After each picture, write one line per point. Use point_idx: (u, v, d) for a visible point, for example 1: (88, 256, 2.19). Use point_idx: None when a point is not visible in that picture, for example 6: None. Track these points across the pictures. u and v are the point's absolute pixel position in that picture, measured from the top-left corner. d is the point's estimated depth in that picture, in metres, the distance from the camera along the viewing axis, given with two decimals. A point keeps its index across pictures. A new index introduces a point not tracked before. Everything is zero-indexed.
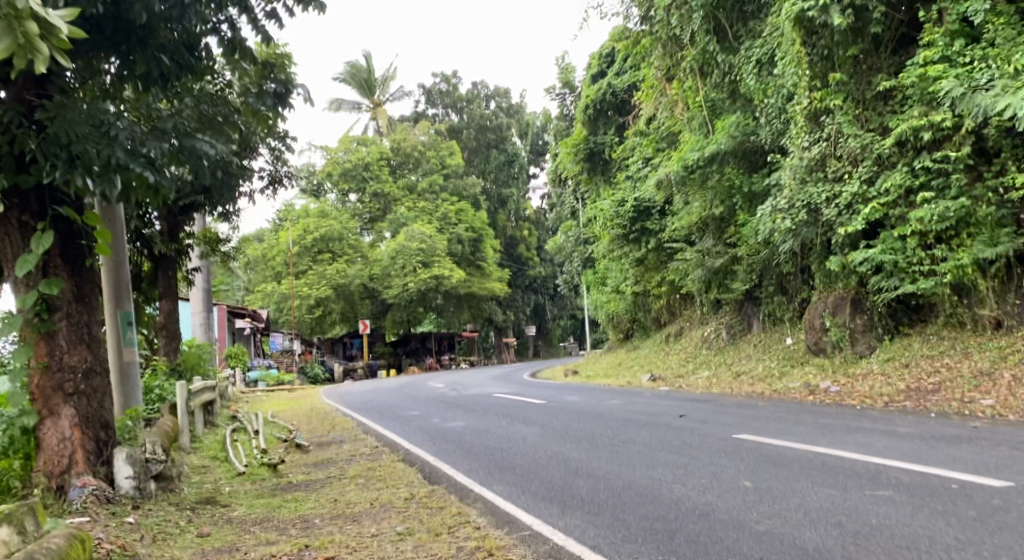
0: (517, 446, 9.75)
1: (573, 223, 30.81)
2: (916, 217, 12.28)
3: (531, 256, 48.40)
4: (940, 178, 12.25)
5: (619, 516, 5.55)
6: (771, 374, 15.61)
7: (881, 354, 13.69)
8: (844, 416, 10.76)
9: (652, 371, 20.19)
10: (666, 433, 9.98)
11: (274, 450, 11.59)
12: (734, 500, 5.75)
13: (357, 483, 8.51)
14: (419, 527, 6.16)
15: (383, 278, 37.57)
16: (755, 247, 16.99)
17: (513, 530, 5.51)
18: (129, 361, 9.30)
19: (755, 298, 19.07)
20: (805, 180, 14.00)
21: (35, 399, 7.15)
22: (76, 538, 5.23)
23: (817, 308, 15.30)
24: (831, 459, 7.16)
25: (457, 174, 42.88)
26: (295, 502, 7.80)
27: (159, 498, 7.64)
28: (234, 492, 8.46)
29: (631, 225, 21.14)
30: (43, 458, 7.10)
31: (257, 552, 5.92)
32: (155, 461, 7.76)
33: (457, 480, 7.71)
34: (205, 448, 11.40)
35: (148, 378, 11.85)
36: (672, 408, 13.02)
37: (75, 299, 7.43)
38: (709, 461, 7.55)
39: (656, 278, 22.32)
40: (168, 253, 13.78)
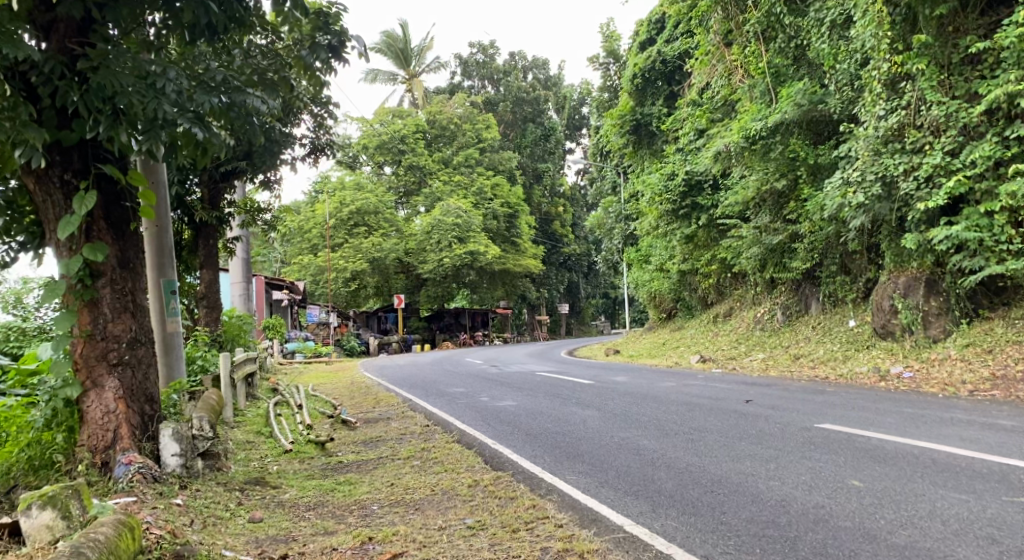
0: (580, 430, 9.16)
1: (614, 198, 29.92)
2: (1007, 191, 11.42)
3: (567, 233, 47.43)
4: None
5: (722, 520, 4.94)
6: (834, 358, 14.85)
7: (958, 339, 12.82)
8: (930, 405, 9.98)
9: (701, 352, 19.42)
10: (739, 421, 9.32)
11: (320, 426, 11.13)
12: (851, 504, 5.11)
13: (413, 465, 7.96)
14: (491, 521, 5.57)
15: (419, 252, 37.09)
16: (818, 224, 16.07)
17: (602, 531, 4.93)
18: (173, 332, 8.83)
19: (814, 277, 18.13)
20: (879, 152, 13.02)
21: (79, 369, 6.64)
22: (125, 525, 4.53)
23: (887, 288, 14.40)
24: (942, 456, 6.47)
25: (493, 148, 42.10)
26: (349, 484, 7.28)
27: (206, 477, 7.09)
28: (283, 472, 7.98)
29: (683, 200, 20.11)
30: (87, 432, 6.57)
31: (316, 543, 5.38)
32: (202, 438, 7.25)
33: (524, 468, 7.14)
34: (249, 422, 10.95)
35: (190, 348, 11.38)
36: (735, 393, 12.33)
37: (119, 265, 6.86)
38: (802, 454, 6.90)
39: (705, 256, 21.31)
40: (211, 221, 13.27)
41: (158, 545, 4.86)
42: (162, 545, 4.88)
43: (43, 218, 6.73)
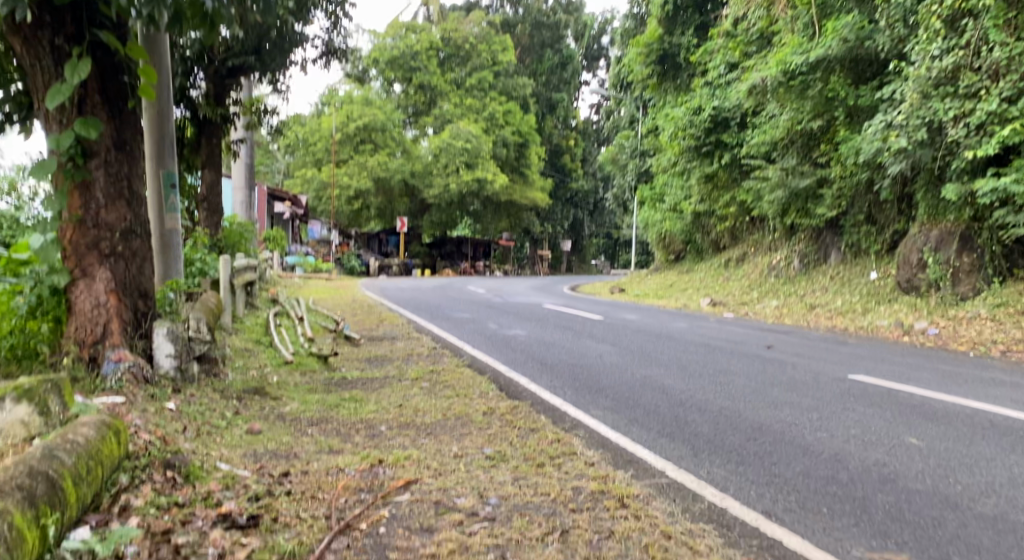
0: (598, 364, 8.68)
1: (630, 133, 28.67)
2: None
3: (576, 167, 46.09)
4: None
5: (774, 472, 4.50)
6: (852, 311, 13.76)
7: (989, 298, 11.71)
8: (965, 362, 9.41)
9: (711, 296, 18.77)
10: (765, 367, 8.86)
11: (321, 340, 10.64)
12: (917, 464, 4.61)
13: (421, 388, 7.45)
14: (512, 453, 5.08)
15: (425, 176, 35.87)
16: (850, 170, 15.06)
17: (642, 476, 4.48)
18: (171, 229, 8.22)
19: (837, 226, 17.26)
20: (928, 96, 11.38)
21: (68, 257, 5.98)
22: (108, 428, 3.95)
23: (916, 242, 13.22)
24: (999, 416, 5.98)
25: (508, 72, 40.60)
26: (355, 402, 6.78)
27: (202, 382, 6.59)
28: (282, 383, 7.49)
29: (706, 136, 19.15)
30: (75, 324, 5.96)
31: (319, 462, 4.88)
32: (198, 342, 6.71)
33: (543, 400, 6.68)
34: (247, 330, 10.44)
35: (188, 250, 10.77)
36: (754, 338, 11.85)
37: (115, 146, 6.16)
38: (844, 406, 6.41)
39: (724, 198, 20.42)
40: (214, 118, 12.36)
41: (146, 452, 4.31)
42: (151, 452, 4.34)
43: (33, 86, 6.01)
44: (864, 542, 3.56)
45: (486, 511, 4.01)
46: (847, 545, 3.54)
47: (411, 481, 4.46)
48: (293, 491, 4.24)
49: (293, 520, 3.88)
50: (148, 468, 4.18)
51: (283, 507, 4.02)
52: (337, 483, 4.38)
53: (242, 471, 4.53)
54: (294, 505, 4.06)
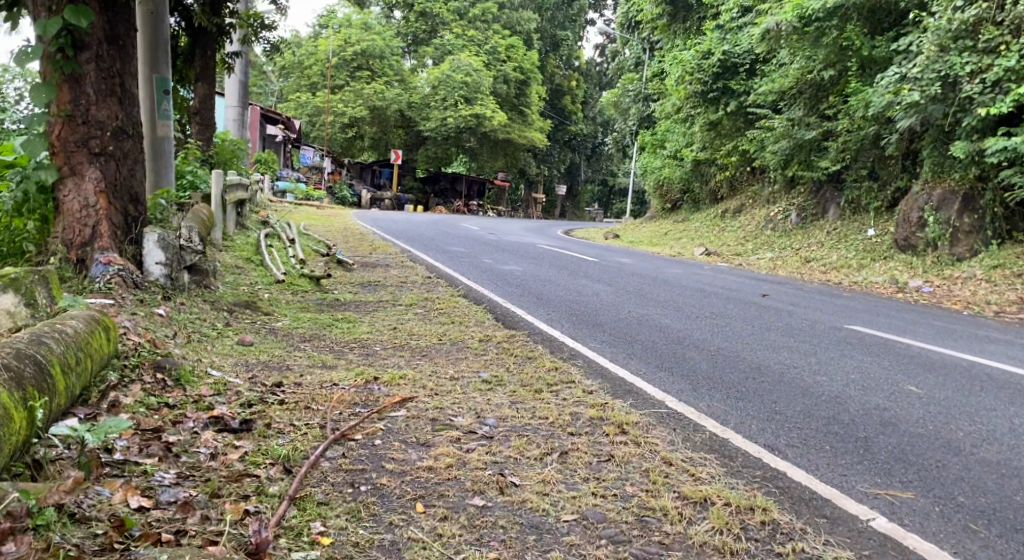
0: (595, 302, 8.59)
1: (635, 75, 27.98)
2: None
3: (576, 110, 45.27)
4: None
5: (775, 409, 4.45)
6: (846, 266, 13.67)
7: (985, 260, 11.61)
8: (959, 320, 9.36)
9: (704, 245, 18.58)
10: (761, 313, 8.80)
11: (314, 263, 10.48)
12: (918, 409, 4.56)
13: (416, 313, 7.34)
14: (509, 378, 5.01)
15: (422, 108, 35.32)
16: (858, 122, 14.83)
17: (642, 406, 4.42)
18: (164, 136, 7.96)
19: (838, 181, 16.95)
20: (946, 48, 11.16)
21: (56, 153, 5.76)
22: (98, 324, 3.83)
23: (917, 200, 12.95)
24: (997, 371, 5.92)
25: (512, 5, 39.59)
26: (348, 322, 6.68)
27: (192, 293, 6.44)
28: (275, 300, 7.36)
29: (714, 81, 18.77)
30: (63, 224, 5.76)
31: (312, 376, 4.78)
32: (190, 251, 6.58)
33: (540, 331, 6.60)
34: (239, 248, 10.27)
35: (181, 162, 10.49)
36: (749, 286, 11.78)
37: (108, 40, 5.87)
38: (841, 353, 6.36)
39: (726, 146, 20.12)
40: (209, 28, 11.80)
41: (136, 353, 4.20)
42: (141, 354, 4.22)
43: None
44: (868, 479, 3.52)
45: (485, 430, 3.94)
46: (852, 481, 3.49)
47: (407, 398, 4.38)
48: (287, 400, 4.15)
49: (286, 427, 3.79)
50: (138, 368, 4.07)
51: (276, 414, 3.93)
52: (331, 396, 4.29)
53: (234, 379, 4.43)
54: (288, 413, 3.97)
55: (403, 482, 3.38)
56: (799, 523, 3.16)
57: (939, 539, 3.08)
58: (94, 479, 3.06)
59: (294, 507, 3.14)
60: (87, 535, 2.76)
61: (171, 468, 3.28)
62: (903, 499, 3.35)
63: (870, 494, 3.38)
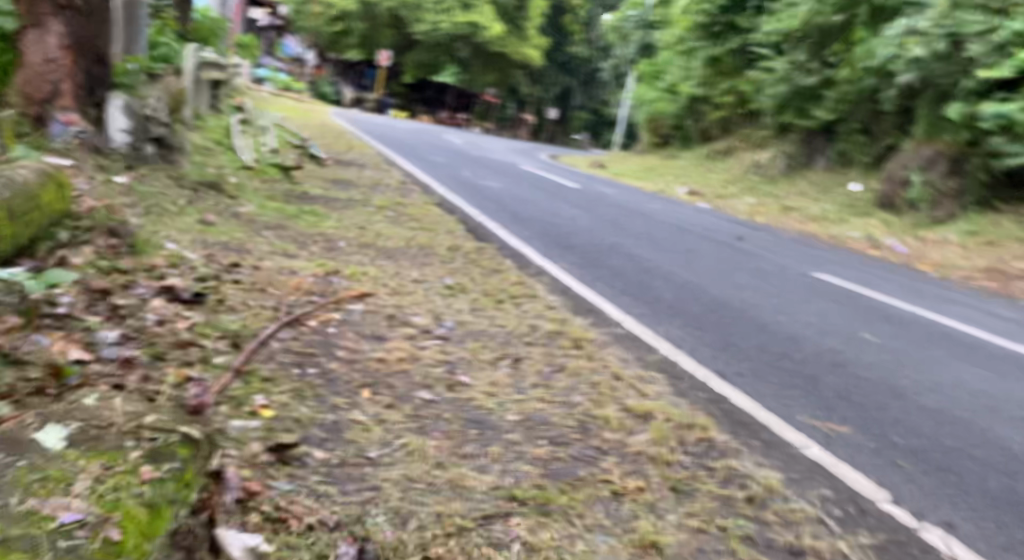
0: (570, 225, 8.58)
1: (641, 3, 27.13)
2: None
3: (578, 34, 44.00)
4: None
5: (730, 341, 4.51)
6: (825, 218, 13.66)
7: (961, 225, 11.66)
8: (925, 280, 9.47)
9: (689, 184, 18.43)
10: (733, 254, 8.84)
11: (291, 157, 10.29)
12: (869, 355, 4.64)
13: (388, 216, 7.26)
14: (472, 286, 5.02)
15: (417, 9, 34.09)
16: (859, 74, 14.70)
17: (599, 324, 4.46)
18: (143, 4, 7.69)
19: (830, 132, 16.73)
20: (957, 5, 10.90)
21: (20, 1, 5.53)
22: (48, 176, 3.74)
23: (904, 158, 12.92)
24: (952, 330, 6.00)
25: None
26: (316, 217, 6.59)
27: (158, 166, 6.35)
28: (247, 188, 7.23)
29: (720, 15, 18.64)
30: (22, 78, 5.57)
31: (273, 262, 4.75)
32: (157, 124, 6.43)
33: (512, 246, 6.60)
34: (214, 133, 10.05)
35: (160, 37, 10.12)
36: (726, 228, 11.79)
37: None
38: (805, 298, 6.43)
39: (723, 86, 19.77)
40: None
41: (92, 217, 4.15)
42: (97, 219, 4.17)
43: None
44: (809, 412, 3.59)
45: (440, 331, 3.96)
46: (793, 412, 3.56)
47: (366, 294, 4.37)
48: (244, 282, 4.13)
49: (239, 306, 3.78)
50: (92, 232, 4.02)
51: (232, 293, 3.93)
52: (290, 283, 4.28)
53: (192, 255, 4.39)
54: (244, 294, 3.96)
55: (352, 370, 3.41)
56: (735, 443, 3.23)
57: (868, 471, 3.17)
58: (32, 329, 3.05)
59: (239, 380, 3.14)
60: (22, 378, 2.75)
61: (116, 328, 3.27)
62: (839, 433, 3.43)
63: (809, 426, 3.46)
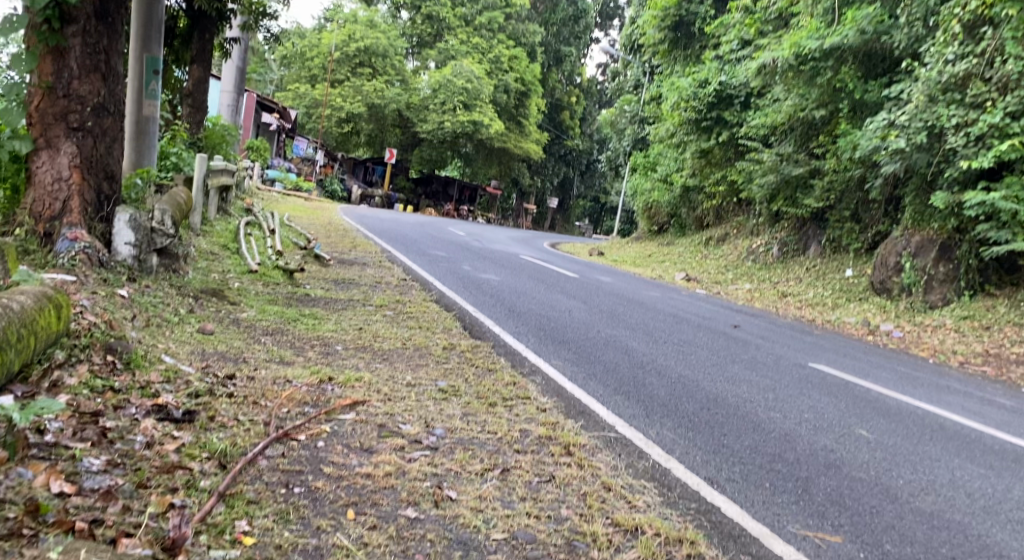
0: (566, 318, 8.61)
1: (633, 96, 27.78)
2: None
3: (573, 125, 44.84)
4: None
5: (723, 442, 4.48)
6: (822, 304, 13.73)
7: (956, 310, 11.72)
8: (923, 367, 9.41)
9: (686, 271, 18.52)
10: (730, 344, 8.81)
11: (290, 256, 10.39)
12: (863, 454, 4.60)
13: (384, 315, 7.32)
14: (465, 389, 5.01)
15: (420, 109, 35.26)
16: (845, 164, 14.92)
17: (590, 428, 4.43)
18: (148, 117, 7.95)
19: (822, 219, 16.99)
20: (935, 99, 11.19)
21: (33, 124, 5.72)
22: (49, 301, 3.78)
23: (896, 244, 13.08)
24: (950, 422, 5.94)
25: (519, 17, 39.14)
26: (314, 319, 6.64)
27: (159, 276, 6.43)
28: (245, 291, 7.30)
29: (708, 110, 18.86)
30: (33, 197, 5.70)
31: (267, 370, 4.77)
32: (160, 235, 6.48)
33: (506, 344, 6.60)
34: (216, 234, 10.21)
35: (165, 143, 10.40)
36: (724, 316, 11.79)
37: (97, 16, 5.79)
38: (800, 391, 6.39)
39: (715, 175, 20.10)
40: (207, 11, 11.58)
41: (89, 333, 4.17)
42: (94, 335, 4.20)
43: None
44: (801, 521, 3.54)
45: (430, 441, 3.93)
46: (783, 520, 3.52)
47: (358, 402, 4.36)
48: (236, 394, 4.13)
49: (229, 421, 3.78)
50: (88, 349, 4.05)
51: (222, 407, 3.93)
52: (282, 393, 4.27)
53: (186, 367, 4.41)
54: (235, 407, 3.96)
55: (339, 488, 3.38)
56: None
57: None
58: (17, 460, 3.05)
59: (222, 504, 3.13)
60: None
61: (102, 454, 3.27)
62: (830, 543, 3.38)
63: (799, 536, 3.41)
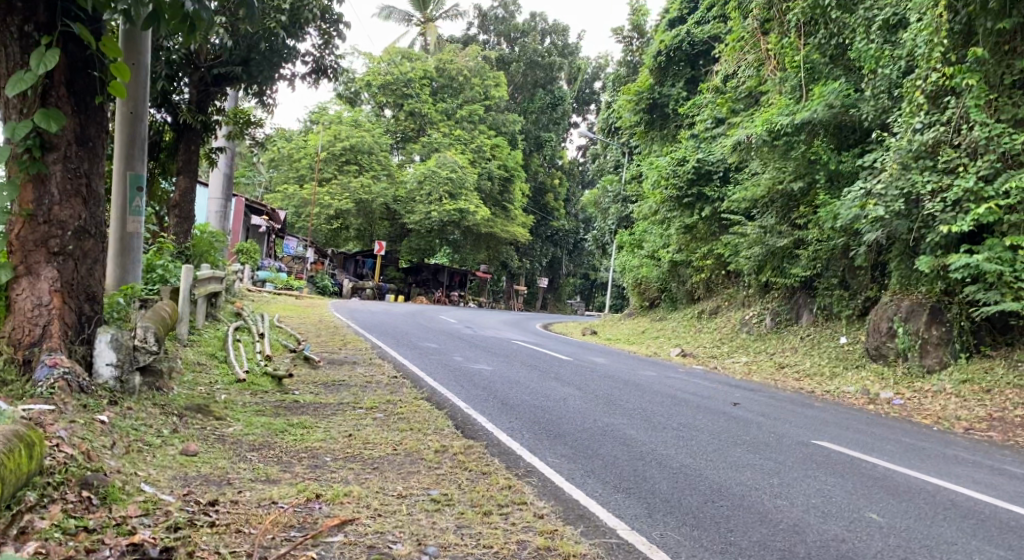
0: (561, 408, 8.45)
1: (615, 177, 28.18)
2: None
3: (558, 207, 45.28)
4: None
5: (729, 540, 4.33)
6: (819, 373, 13.57)
7: (955, 373, 11.60)
8: (927, 436, 9.22)
9: (681, 346, 18.38)
10: (730, 425, 8.63)
11: (279, 359, 10.23)
12: (874, 542, 4.45)
13: (375, 419, 7.14)
14: (459, 497, 4.83)
15: (407, 202, 35.54)
16: (828, 233, 14.98)
17: (591, 535, 4.29)
18: (133, 233, 7.95)
19: (811, 287, 17.04)
20: (908, 167, 11.34)
21: (13, 251, 5.67)
22: (20, 440, 3.66)
23: (887, 310, 13.09)
24: (961, 498, 5.78)
25: (499, 107, 39.90)
26: (303, 428, 6.43)
27: (143, 395, 6.27)
28: (232, 403, 7.09)
29: (688, 187, 19.05)
30: (12, 324, 5.62)
31: (251, 492, 4.59)
32: (143, 352, 6.25)
33: (500, 442, 6.44)
34: (204, 343, 10.05)
35: (151, 255, 10.37)
36: (722, 393, 11.60)
37: (77, 141, 5.84)
38: (805, 473, 6.22)
39: (701, 249, 20.15)
40: (194, 125, 11.80)
41: (64, 468, 4.03)
42: (70, 469, 4.05)
43: None
44: None
45: None
46: None
47: (346, 521, 4.20)
48: (218, 522, 3.99)
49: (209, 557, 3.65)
50: (63, 486, 3.91)
51: (203, 540, 3.78)
52: (266, 517, 4.12)
53: (166, 496, 4.25)
54: (215, 539, 3.82)
55: None
56: None
57: None
58: None
59: None
60: None
61: None
62: None
63: None
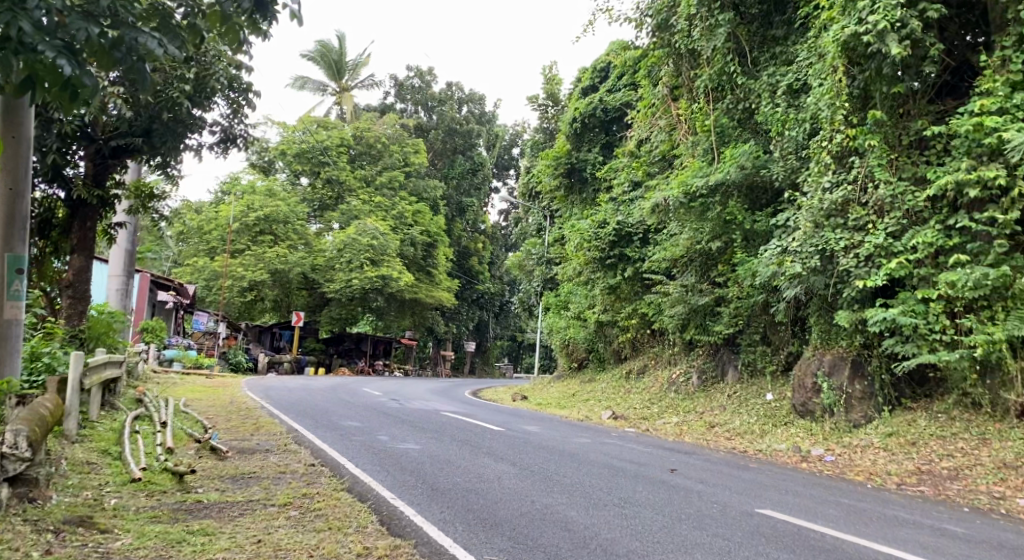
0: (495, 490, 7.93)
1: (537, 239, 28.12)
2: (945, 280, 9.96)
3: (482, 270, 45.02)
4: (977, 242, 10.01)
5: None
6: (750, 432, 13.37)
7: (880, 427, 11.54)
8: (865, 495, 9.02)
9: (612, 409, 17.98)
10: (672, 496, 8.24)
11: (182, 451, 9.39)
12: None
13: (289, 517, 6.48)
14: None
15: (325, 270, 34.68)
16: (747, 290, 15.02)
17: None
18: (10, 319, 7.18)
19: (734, 344, 17.11)
20: (820, 225, 11.40)
21: None
22: None
23: (810, 365, 13.06)
24: None
25: (419, 173, 39.71)
26: (203, 536, 5.74)
27: (16, 511, 5.50)
28: (125, 510, 6.33)
29: (610, 248, 19.00)
30: None
31: None
32: (12, 460, 5.53)
33: (431, 539, 5.90)
34: (98, 438, 9.15)
35: (37, 343, 9.50)
36: (658, 459, 11.22)
37: None
38: (755, 550, 5.87)
39: (625, 309, 20.01)
40: (90, 201, 11.09)
41: None
42: None
43: None
44: None
45: None
46: None
47: None
48: None
49: None
50: None
51: None
52: None
53: None
54: None
55: None
56: None
57: None
58: None
59: None
60: None
61: None
62: None
63: None
